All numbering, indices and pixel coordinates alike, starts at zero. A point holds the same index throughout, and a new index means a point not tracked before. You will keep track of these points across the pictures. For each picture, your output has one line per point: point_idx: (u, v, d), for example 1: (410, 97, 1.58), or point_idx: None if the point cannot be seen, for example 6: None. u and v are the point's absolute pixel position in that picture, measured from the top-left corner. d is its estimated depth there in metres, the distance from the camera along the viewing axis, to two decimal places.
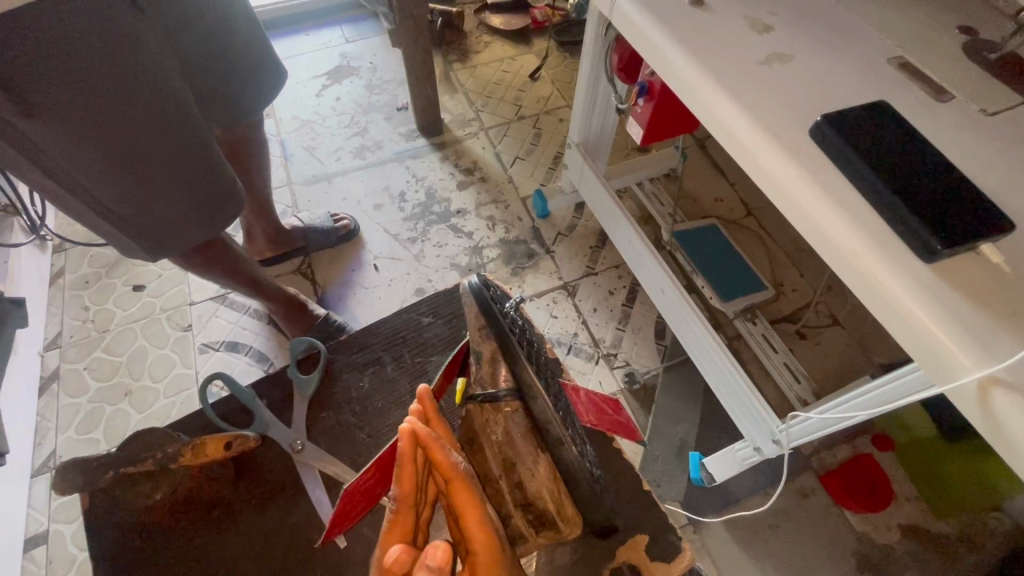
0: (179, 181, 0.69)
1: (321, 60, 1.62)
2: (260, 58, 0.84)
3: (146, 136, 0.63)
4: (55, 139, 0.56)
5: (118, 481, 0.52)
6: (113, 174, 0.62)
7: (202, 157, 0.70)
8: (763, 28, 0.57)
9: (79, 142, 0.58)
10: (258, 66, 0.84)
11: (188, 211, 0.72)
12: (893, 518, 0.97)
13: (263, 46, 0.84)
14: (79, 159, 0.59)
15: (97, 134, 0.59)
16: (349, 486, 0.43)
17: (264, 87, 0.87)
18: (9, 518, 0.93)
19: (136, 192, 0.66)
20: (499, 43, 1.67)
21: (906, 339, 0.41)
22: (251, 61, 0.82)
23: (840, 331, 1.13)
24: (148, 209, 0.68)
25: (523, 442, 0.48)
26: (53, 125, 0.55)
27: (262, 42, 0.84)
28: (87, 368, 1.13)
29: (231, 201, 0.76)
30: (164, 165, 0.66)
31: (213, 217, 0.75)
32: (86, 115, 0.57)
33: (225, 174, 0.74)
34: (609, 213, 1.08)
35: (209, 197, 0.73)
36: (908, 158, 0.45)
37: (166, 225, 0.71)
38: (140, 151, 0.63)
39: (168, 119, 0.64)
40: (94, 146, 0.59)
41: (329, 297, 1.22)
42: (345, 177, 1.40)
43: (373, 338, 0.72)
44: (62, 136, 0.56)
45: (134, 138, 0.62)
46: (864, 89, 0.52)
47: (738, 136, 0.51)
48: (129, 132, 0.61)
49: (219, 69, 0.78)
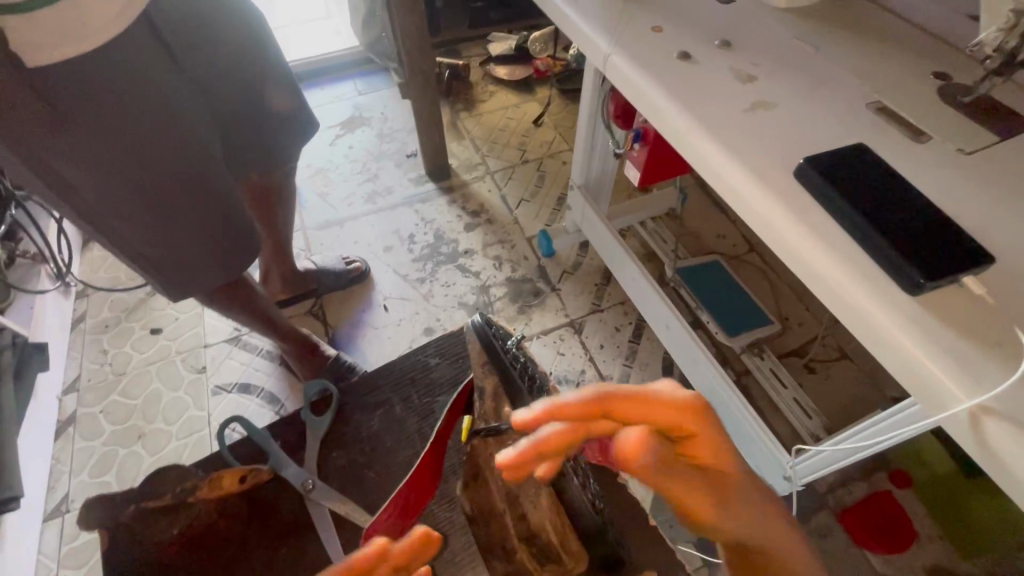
0: (203, 225, 0.73)
1: (335, 111, 1.71)
2: (292, 109, 0.90)
3: (175, 183, 0.67)
4: (90, 182, 0.61)
5: (140, 517, 0.53)
6: (141, 218, 0.67)
7: (224, 201, 0.74)
8: (747, 79, 0.61)
9: (112, 187, 0.63)
10: (285, 117, 0.89)
11: (209, 252, 0.76)
12: (917, 559, 0.94)
13: (297, 101, 0.90)
14: (110, 201, 0.63)
15: (129, 179, 0.63)
16: (372, 526, 0.45)
17: (294, 136, 0.93)
18: (20, 564, 0.94)
19: (161, 235, 0.70)
20: (503, 92, 1.76)
21: (898, 370, 0.43)
22: (280, 112, 0.88)
23: (850, 365, 1.13)
24: (171, 250, 0.72)
25: (525, 475, 0.49)
26: (89, 168, 0.60)
27: (297, 98, 0.90)
28: (104, 411, 1.15)
29: (248, 244, 0.81)
30: (190, 210, 0.70)
31: (231, 259, 0.79)
32: (118, 159, 0.61)
33: (243, 218, 0.78)
34: (613, 250, 1.10)
35: (229, 240, 0.77)
36: (889, 197, 0.48)
37: (189, 266, 0.75)
38: (168, 196, 0.67)
39: (195, 166, 0.68)
40: (125, 190, 0.63)
41: (340, 337, 1.25)
42: (356, 221, 1.45)
43: (383, 378, 0.73)
44: (96, 179, 0.61)
45: (163, 184, 0.66)
46: (845, 133, 0.55)
47: (727, 179, 0.54)
48: (159, 179, 0.65)
49: (247, 121, 0.84)
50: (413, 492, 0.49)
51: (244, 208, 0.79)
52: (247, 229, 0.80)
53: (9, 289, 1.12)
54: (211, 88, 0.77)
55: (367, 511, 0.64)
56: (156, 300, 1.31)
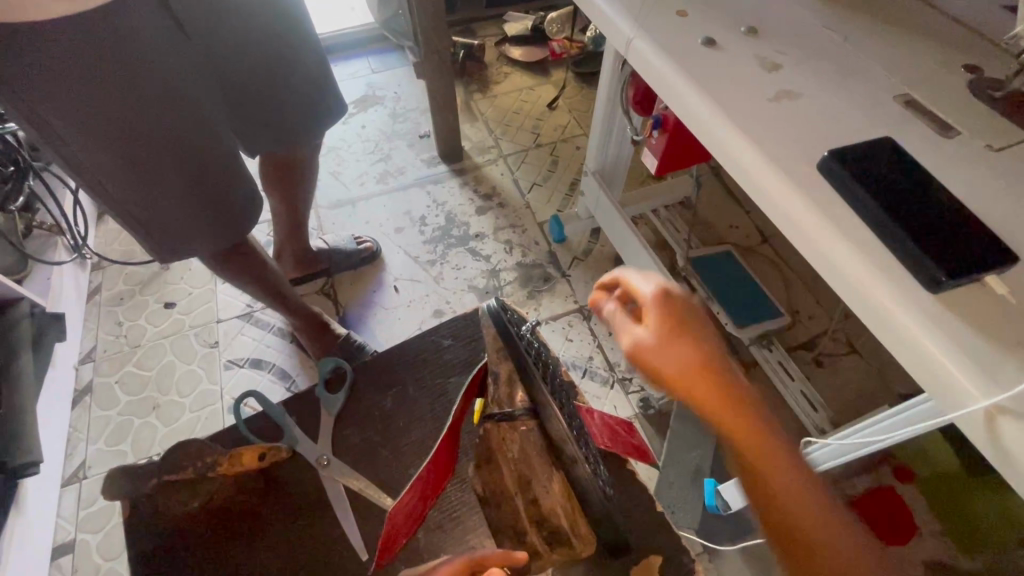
0: (198, 196, 0.74)
1: (348, 89, 1.70)
2: (319, 90, 0.89)
3: (170, 152, 0.68)
4: (83, 143, 0.62)
5: (161, 488, 0.58)
6: (135, 180, 0.68)
7: (223, 174, 0.75)
8: (772, 67, 0.60)
9: (105, 149, 0.63)
10: (313, 99, 0.89)
11: (201, 222, 0.76)
12: (915, 553, 0.94)
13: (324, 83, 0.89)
14: (105, 164, 0.65)
15: (122, 142, 0.64)
16: (393, 509, 0.46)
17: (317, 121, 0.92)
18: (40, 526, 0.97)
19: (156, 202, 0.71)
20: (518, 73, 1.73)
21: (914, 366, 0.42)
22: (309, 96, 0.88)
23: (858, 359, 1.12)
24: (167, 217, 0.73)
25: (537, 459, 0.49)
26: (81, 128, 0.61)
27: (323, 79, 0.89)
28: (119, 381, 1.17)
29: (246, 218, 0.82)
30: (184, 180, 0.71)
31: (228, 232, 0.80)
32: (110, 120, 0.62)
33: (243, 192, 0.79)
34: (625, 238, 1.10)
35: (226, 213, 0.78)
36: (913, 190, 0.47)
37: (185, 235, 0.76)
38: (162, 164, 0.68)
39: (190, 135, 0.68)
40: (121, 154, 0.65)
41: (351, 316, 1.26)
42: (368, 201, 1.45)
43: (396, 359, 0.74)
44: (89, 140, 0.62)
45: (155, 150, 0.66)
46: (871, 124, 0.54)
47: (749, 169, 0.53)
48: (153, 147, 0.66)
49: (273, 99, 0.84)
50: (428, 477, 0.49)
51: (248, 184, 0.80)
52: (246, 205, 0.81)
53: (27, 261, 1.14)
54: (230, 64, 0.77)
55: (380, 488, 0.65)
56: (169, 274, 1.32)
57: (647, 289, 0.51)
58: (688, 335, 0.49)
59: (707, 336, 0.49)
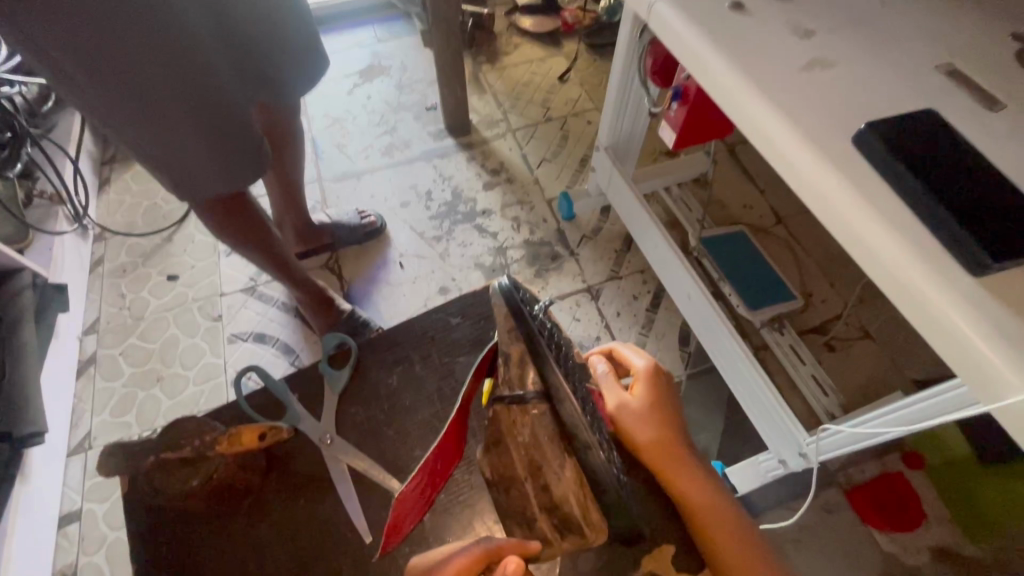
0: (203, 138, 0.70)
1: (353, 59, 1.65)
2: (308, 35, 0.87)
3: (170, 88, 0.64)
4: (87, 77, 0.59)
5: (158, 466, 0.55)
6: (143, 120, 0.65)
7: (228, 115, 0.70)
8: (804, 33, 0.56)
9: (110, 85, 0.61)
10: (296, 48, 0.85)
11: (212, 169, 0.73)
12: (922, 540, 0.93)
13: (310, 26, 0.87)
14: (105, 95, 0.61)
15: (128, 79, 0.61)
16: (400, 493, 0.44)
17: (310, 65, 0.90)
18: (46, 495, 0.97)
19: (160, 141, 0.67)
20: (528, 44, 1.68)
21: (950, 354, 0.40)
22: (291, 44, 0.84)
23: (872, 344, 1.10)
24: (172, 159, 0.70)
25: (550, 446, 0.46)
26: (85, 62, 0.58)
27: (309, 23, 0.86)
28: (122, 353, 1.17)
29: (255, 167, 0.77)
30: (187, 119, 0.67)
31: (237, 180, 0.76)
32: (112, 55, 0.59)
33: (251, 137, 0.75)
34: (636, 215, 1.07)
35: (234, 158, 0.74)
36: (956, 167, 0.44)
37: (193, 179, 0.73)
38: (163, 101, 0.64)
39: (196, 73, 0.65)
40: (119, 86, 0.61)
41: (355, 292, 1.24)
42: (373, 175, 1.42)
43: (402, 337, 0.72)
44: (94, 75, 0.59)
45: (162, 88, 0.63)
46: (910, 96, 0.50)
47: (778, 144, 0.50)
48: (154, 80, 0.62)
49: (262, 48, 0.80)
50: (436, 459, 0.47)
51: (254, 129, 0.76)
52: (254, 151, 0.76)
53: (28, 230, 1.12)
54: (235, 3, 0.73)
55: (384, 467, 0.64)
56: (172, 246, 1.30)
57: (640, 362, 0.59)
58: (661, 412, 0.55)
59: (677, 419, 0.55)
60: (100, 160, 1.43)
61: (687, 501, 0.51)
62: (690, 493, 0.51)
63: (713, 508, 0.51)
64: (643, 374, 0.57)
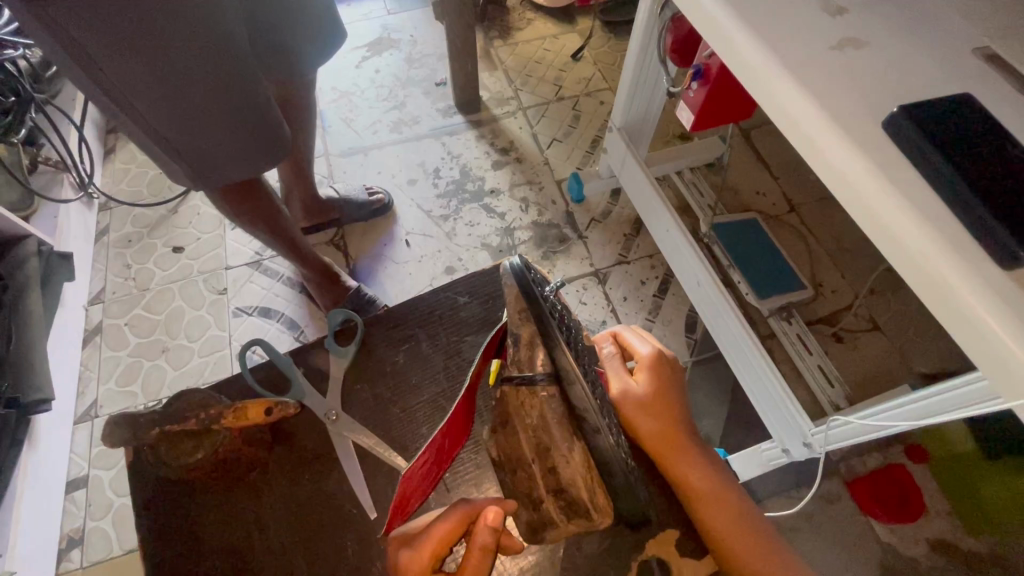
0: (227, 119, 0.69)
1: (362, 31, 1.61)
2: (325, 9, 0.84)
3: (197, 70, 0.62)
4: (110, 57, 0.57)
5: (164, 437, 0.55)
6: (166, 100, 0.63)
7: (252, 96, 0.70)
8: (836, 11, 0.54)
9: (133, 64, 0.58)
10: (310, 22, 0.82)
11: (233, 146, 0.72)
12: (921, 531, 0.93)
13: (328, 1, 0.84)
14: (125, 77, 0.59)
15: (151, 58, 0.59)
16: (407, 472, 0.44)
17: (326, 43, 0.87)
18: (54, 462, 0.99)
19: (185, 122, 0.66)
20: (542, 20, 1.63)
21: (973, 349, 0.39)
22: (305, 16, 0.80)
23: (880, 336, 1.09)
24: (195, 140, 0.69)
25: (558, 428, 0.45)
26: (108, 42, 0.56)
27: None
28: (128, 323, 1.17)
29: (275, 144, 0.77)
30: (212, 100, 0.66)
31: (259, 159, 0.76)
32: (136, 32, 0.56)
33: (272, 116, 0.74)
34: (648, 199, 1.05)
35: (257, 138, 0.74)
36: (989, 154, 0.42)
37: (216, 160, 0.72)
38: (188, 82, 0.63)
39: (221, 51, 0.63)
40: (144, 68, 0.59)
41: (360, 268, 1.23)
42: (381, 150, 1.40)
43: (408, 314, 0.72)
44: (117, 55, 0.57)
45: (185, 67, 0.61)
46: (944, 80, 0.48)
47: (805, 127, 0.48)
48: (179, 60, 0.61)
49: (277, 16, 0.77)
50: (442, 438, 0.47)
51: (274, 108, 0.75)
52: (276, 131, 0.76)
53: (33, 196, 1.11)
54: None
55: (389, 445, 0.64)
56: (178, 218, 1.30)
57: (646, 350, 0.56)
58: (666, 402, 0.53)
59: (681, 409, 0.54)
60: (105, 129, 1.42)
61: (688, 491, 0.51)
62: (693, 484, 0.51)
63: (719, 499, 0.50)
64: (649, 363, 0.55)
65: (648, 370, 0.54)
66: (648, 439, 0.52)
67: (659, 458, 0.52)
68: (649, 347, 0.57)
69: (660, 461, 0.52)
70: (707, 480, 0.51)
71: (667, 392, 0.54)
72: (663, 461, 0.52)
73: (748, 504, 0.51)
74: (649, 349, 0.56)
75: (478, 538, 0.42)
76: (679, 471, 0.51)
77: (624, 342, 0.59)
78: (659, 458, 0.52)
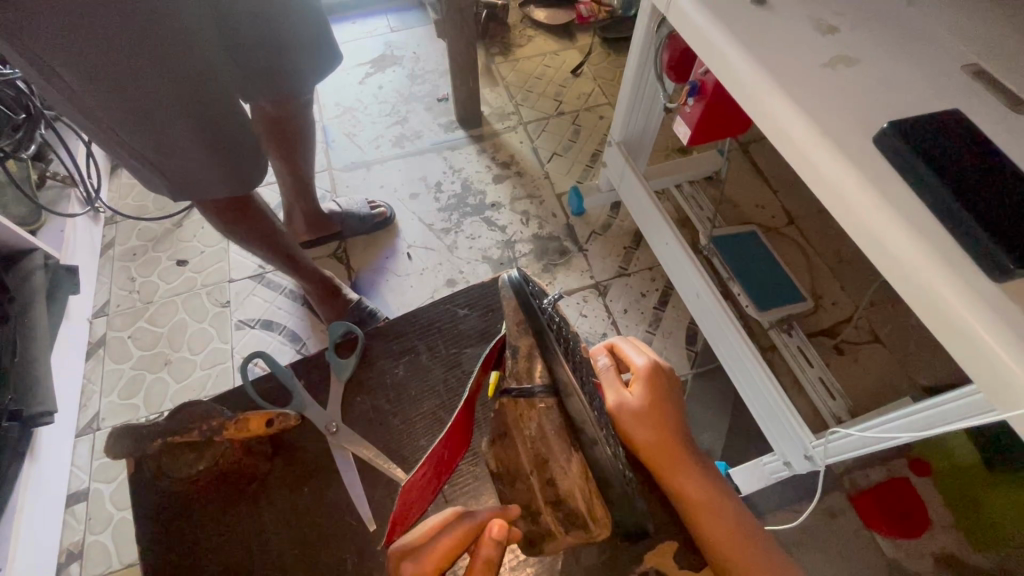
0: (204, 142, 0.70)
1: (366, 48, 1.64)
2: (319, 35, 0.85)
3: (174, 100, 0.64)
4: (88, 90, 0.59)
5: (166, 450, 0.55)
6: (144, 127, 0.65)
7: (230, 118, 0.71)
8: (828, 30, 0.55)
9: (110, 96, 0.60)
10: (304, 49, 0.84)
11: (213, 168, 0.74)
12: (927, 546, 0.92)
13: (321, 27, 0.85)
14: (104, 107, 0.61)
15: (128, 89, 0.61)
16: (407, 484, 0.44)
17: (319, 66, 0.89)
18: (55, 475, 0.99)
19: (164, 146, 0.68)
20: (542, 37, 1.66)
21: (968, 359, 0.39)
22: (302, 39, 0.82)
23: (881, 349, 1.09)
24: (172, 161, 0.70)
25: (557, 441, 0.46)
26: (87, 76, 0.58)
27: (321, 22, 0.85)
28: (132, 336, 1.18)
29: (256, 163, 0.78)
30: (189, 125, 0.67)
31: (239, 177, 0.77)
32: (113, 67, 0.58)
33: (251, 138, 0.75)
34: (646, 212, 1.06)
35: (236, 158, 0.75)
36: (978, 169, 0.43)
37: (197, 179, 0.74)
38: (163, 108, 0.64)
39: (197, 81, 0.65)
40: (120, 94, 0.61)
41: (362, 282, 1.24)
42: (383, 165, 1.41)
43: (409, 327, 0.72)
44: (94, 88, 0.59)
45: (161, 98, 0.63)
46: (935, 97, 0.49)
47: (798, 142, 0.49)
48: (156, 91, 0.62)
49: (272, 40, 0.78)
50: (442, 450, 0.47)
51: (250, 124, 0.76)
52: (256, 149, 0.77)
53: (41, 211, 1.13)
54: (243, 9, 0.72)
55: (389, 458, 0.64)
56: (183, 232, 1.31)
57: (641, 362, 0.57)
58: (661, 413, 0.53)
59: (676, 420, 0.54)
60: None
61: (685, 502, 0.51)
62: (689, 494, 0.51)
63: (716, 509, 0.50)
64: (644, 373, 0.56)
65: (643, 383, 0.55)
66: (644, 449, 0.52)
67: (655, 468, 0.52)
68: (645, 359, 0.57)
69: (656, 472, 0.52)
70: (703, 489, 0.51)
71: (663, 403, 0.54)
72: (660, 472, 0.52)
73: (746, 513, 0.51)
74: (645, 361, 0.57)
75: (481, 551, 0.42)
76: (675, 481, 0.51)
77: (621, 354, 0.59)
78: (655, 469, 0.52)
